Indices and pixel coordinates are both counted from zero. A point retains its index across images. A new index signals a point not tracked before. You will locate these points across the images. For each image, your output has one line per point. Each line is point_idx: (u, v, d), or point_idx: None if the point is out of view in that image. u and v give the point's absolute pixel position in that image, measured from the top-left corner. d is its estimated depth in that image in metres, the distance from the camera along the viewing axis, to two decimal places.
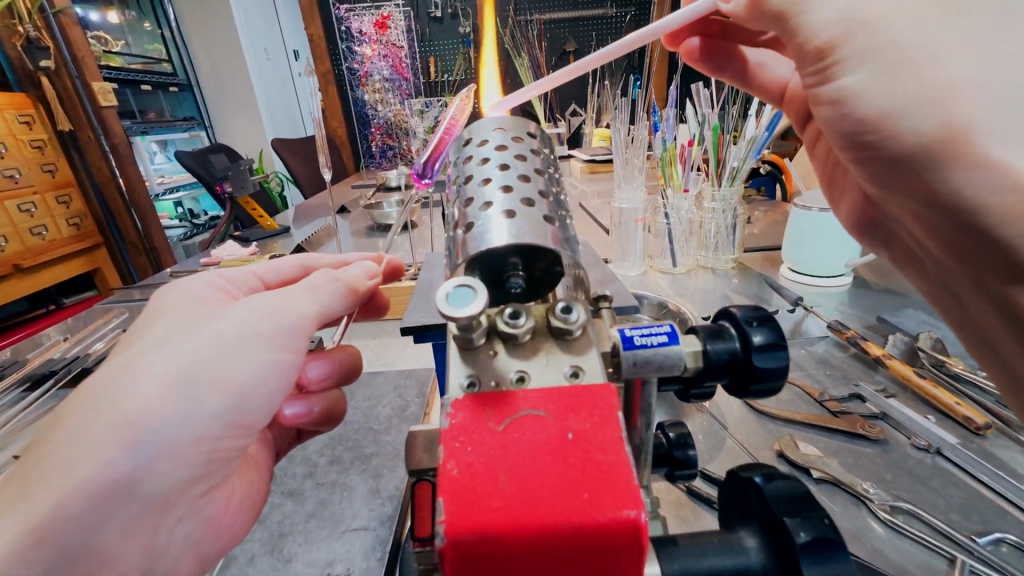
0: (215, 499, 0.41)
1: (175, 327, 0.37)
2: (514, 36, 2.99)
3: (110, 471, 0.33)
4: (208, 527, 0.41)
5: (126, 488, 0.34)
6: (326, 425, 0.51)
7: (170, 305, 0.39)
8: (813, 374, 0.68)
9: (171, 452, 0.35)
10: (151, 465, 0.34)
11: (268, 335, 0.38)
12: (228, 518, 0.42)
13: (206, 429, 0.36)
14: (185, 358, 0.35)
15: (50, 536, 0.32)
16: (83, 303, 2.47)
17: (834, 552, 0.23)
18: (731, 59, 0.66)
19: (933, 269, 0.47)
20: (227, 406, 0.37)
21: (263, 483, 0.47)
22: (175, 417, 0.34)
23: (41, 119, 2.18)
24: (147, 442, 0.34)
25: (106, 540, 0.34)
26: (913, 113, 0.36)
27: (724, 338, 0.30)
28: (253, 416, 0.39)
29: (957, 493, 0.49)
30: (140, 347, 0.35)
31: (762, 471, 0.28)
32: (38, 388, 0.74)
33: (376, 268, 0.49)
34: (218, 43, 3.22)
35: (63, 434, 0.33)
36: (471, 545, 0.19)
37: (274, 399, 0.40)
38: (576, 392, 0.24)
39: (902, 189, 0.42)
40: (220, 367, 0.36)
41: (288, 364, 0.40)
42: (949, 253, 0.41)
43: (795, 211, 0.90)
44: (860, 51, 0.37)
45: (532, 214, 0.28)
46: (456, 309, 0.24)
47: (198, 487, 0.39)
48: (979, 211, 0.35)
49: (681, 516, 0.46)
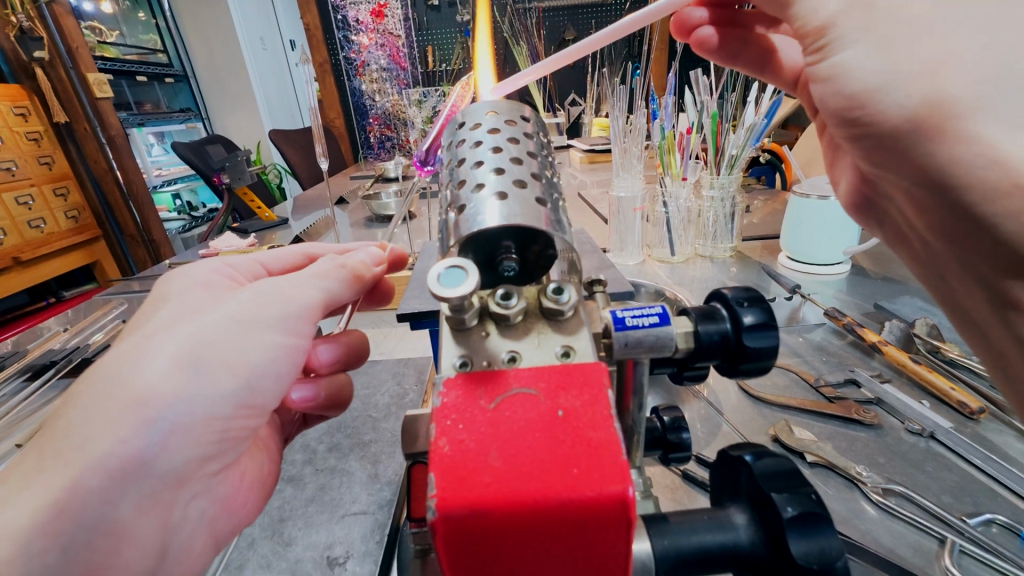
0: (228, 478, 0.42)
1: (180, 311, 0.37)
2: (513, 24, 2.91)
3: (127, 448, 0.33)
4: (221, 507, 0.41)
5: (140, 466, 0.34)
6: (332, 410, 0.53)
7: (174, 291, 0.40)
8: (809, 360, 0.69)
9: (185, 430, 0.35)
10: (165, 443, 0.35)
11: (273, 320, 0.38)
12: (241, 496, 0.43)
13: (218, 408, 0.37)
14: (190, 339, 0.35)
15: (68, 511, 0.32)
16: (82, 296, 2.46)
17: (819, 525, 0.24)
18: (745, 44, 0.64)
19: (922, 251, 0.49)
20: (238, 385, 0.37)
21: (273, 464, 0.48)
22: (186, 396, 0.35)
23: (36, 111, 2.15)
24: (160, 419, 0.34)
25: (123, 515, 0.34)
26: (899, 90, 0.36)
27: (715, 320, 0.30)
28: (263, 396, 0.39)
29: (949, 476, 0.49)
30: (147, 329, 0.35)
31: (752, 449, 0.28)
32: (39, 378, 0.74)
33: (380, 254, 0.49)
34: (214, 33, 3.19)
35: (77, 412, 0.33)
36: (462, 519, 0.20)
37: (283, 380, 0.41)
38: (567, 369, 0.24)
39: (898, 168, 0.42)
40: (228, 350, 0.36)
41: (293, 348, 0.40)
42: (947, 234, 0.41)
43: (794, 198, 0.89)
44: (859, 26, 0.37)
45: (523, 196, 0.28)
46: (446, 289, 0.24)
47: (212, 464, 0.39)
48: (966, 189, 0.36)
49: (676, 499, 0.46)
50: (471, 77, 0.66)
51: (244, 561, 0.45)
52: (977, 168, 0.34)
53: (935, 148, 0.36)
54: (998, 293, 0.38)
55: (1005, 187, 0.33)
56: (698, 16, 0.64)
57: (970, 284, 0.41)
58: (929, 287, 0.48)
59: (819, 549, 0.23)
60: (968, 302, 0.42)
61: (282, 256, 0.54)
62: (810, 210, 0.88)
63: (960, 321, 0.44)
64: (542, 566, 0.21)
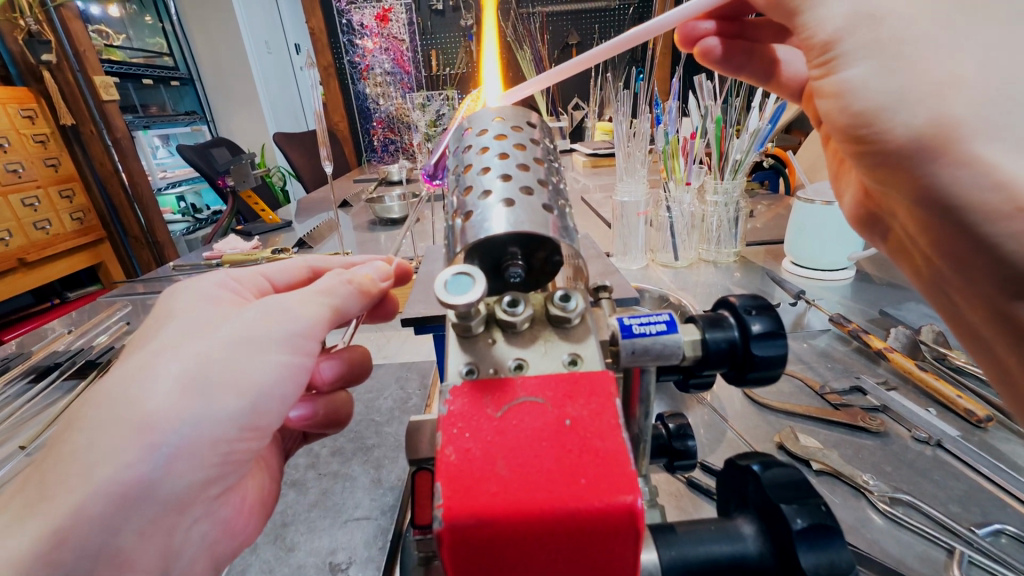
0: (228, 500, 0.42)
1: (185, 328, 0.37)
2: (516, 29, 2.94)
3: (132, 472, 0.33)
4: (222, 530, 0.42)
5: (143, 491, 0.34)
6: (331, 428, 0.53)
7: (180, 306, 0.40)
8: (815, 367, 0.68)
9: (188, 454, 0.35)
10: (168, 468, 0.34)
11: (278, 336, 0.38)
12: (242, 520, 0.43)
13: (222, 430, 0.37)
14: (195, 359, 0.35)
15: (70, 539, 0.32)
16: (86, 297, 2.47)
17: (830, 538, 0.24)
18: (750, 57, 0.64)
19: (926, 271, 0.48)
20: (243, 406, 0.37)
21: (274, 483, 0.48)
22: (191, 418, 0.35)
23: (43, 114, 2.17)
24: (164, 444, 0.34)
25: (126, 542, 0.34)
26: (907, 108, 0.37)
27: (723, 327, 0.30)
28: (266, 417, 0.39)
29: (957, 485, 0.49)
30: (153, 347, 0.36)
31: (759, 459, 0.28)
32: (42, 379, 0.75)
33: (386, 266, 0.49)
34: (219, 37, 3.21)
35: (81, 436, 0.33)
36: (470, 528, 0.20)
37: (288, 399, 0.40)
38: (574, 378, 0.24)
39: (898, 186, 0.42)
40: (234, 369, 0.36)
41: (298, 366, 0.40)
42: (943, 251, 0.42)
43: (799, 204, 0.89)
44: (864, 43, 0.37)
45: (530, 203, 0.28)
46: (453, 297, 0.24)
47: (215, 487, 0.39)
48: (970, 210, 0.36)
49: (681, 507, 0.46)
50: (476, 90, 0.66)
51: (246, 567, 0.45)
52: (982, 191, 0.35)
53: (938, 170, 0.37)
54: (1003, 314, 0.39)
55: (1008, 210, 0.34)
56: (703, 28, 0.64)
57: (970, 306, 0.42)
58: (933, 303, 0.48)
59: (829, 561, 0.23)
60: (971, 315, 0.42)
61: (287, 268, 0.54)
62: (814, 216, 0.88)
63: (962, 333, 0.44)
64: None
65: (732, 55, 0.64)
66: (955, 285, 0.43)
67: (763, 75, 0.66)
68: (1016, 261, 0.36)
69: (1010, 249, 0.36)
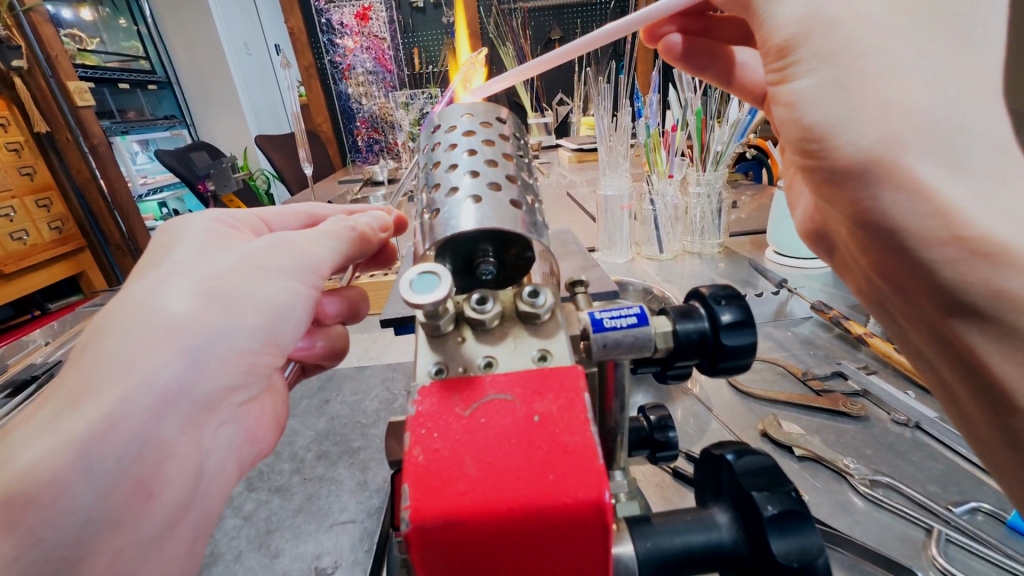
0: (250, 411, 0.41)
1: (194, 255, 0.37)
2: (498, 26, 2.97)
3: (170, 370, 0.32)
4: (246, 436, 0.40)
5: (181, 390, 0.33)
6: (331, 361, 0.54)
7: (180, 238, 0.39)
8: (797, 354, 0.69)
9: (215, 359, 0.35)
10: (200, 369, 0.34)
11: (281, 268, 0.39)
12: (263, 429, 0.42)
13: (245, 343, 0.37)
14: (212, 279, 0.35)
15: (120, 426, 0.30)
16: (67, 308, 2.41)
17: (800, 522, 0.24)
18: (713, 57, 0.63)
19: (868, 289, 0.49)
20: (263, 327, 0.37)
21: (284, 398, 0.46)
22: (215, 331, 0.35)
23: (15, 120, 2.11)
24: (194, 346, 0.34)
25: (168, 433, 0.33)
26: (858, 127, 0.36)
27: (694, 318, 0.30)
28: (286, 336, 0.40)
29: (935, 465, 0.50)
30: (164, 271, 0.35)
31: (733, 447, 0.28)
32: (19, 395, 0.73)
33: (386, 217, 0.50)
34: (196, 39, 3.16)
35: (113, 336, 0.32)
36: (437, 530, 0.19)
37: (302, 326, 0.41)
38: (544, 373, 0.24)
39: (839, 205, 0.42)
40: (250, 292, 0.36)
41: (306, 299, 0.40)
42: (888, 274, 0.42)
43: (779, 193, 0.89)
44: (818, 52, 0.36)
45: (498, 199, 0.28)
46: (419, 296, 0.24)
47: (239, 394, 0.38)
48: (908, 234, 0.36)
49: (666, 497, 0.46)
50: (453, 90, 0.66)
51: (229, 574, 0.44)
52: (919, 218, 0.35)
53: (880, 193, 0.37)
54: (940, 331, 0.38)
55: (945, 237, 0.34)
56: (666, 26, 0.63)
57: (919, 328, 0.41)
58: (880, 322, 0.48)
59: (800, 547, 0.23)
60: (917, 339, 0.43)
61: (285, 215, 0.53)
62: None
63: (915, 360, 0.45)
64: (542, 554, 0.20)
65: (691, 53, 0.63)
66: (904, 307, 0.42)
67: (725, 76, 0.65)
68: (952, 288, 0.34)
69: (945, 276, 0.34)
